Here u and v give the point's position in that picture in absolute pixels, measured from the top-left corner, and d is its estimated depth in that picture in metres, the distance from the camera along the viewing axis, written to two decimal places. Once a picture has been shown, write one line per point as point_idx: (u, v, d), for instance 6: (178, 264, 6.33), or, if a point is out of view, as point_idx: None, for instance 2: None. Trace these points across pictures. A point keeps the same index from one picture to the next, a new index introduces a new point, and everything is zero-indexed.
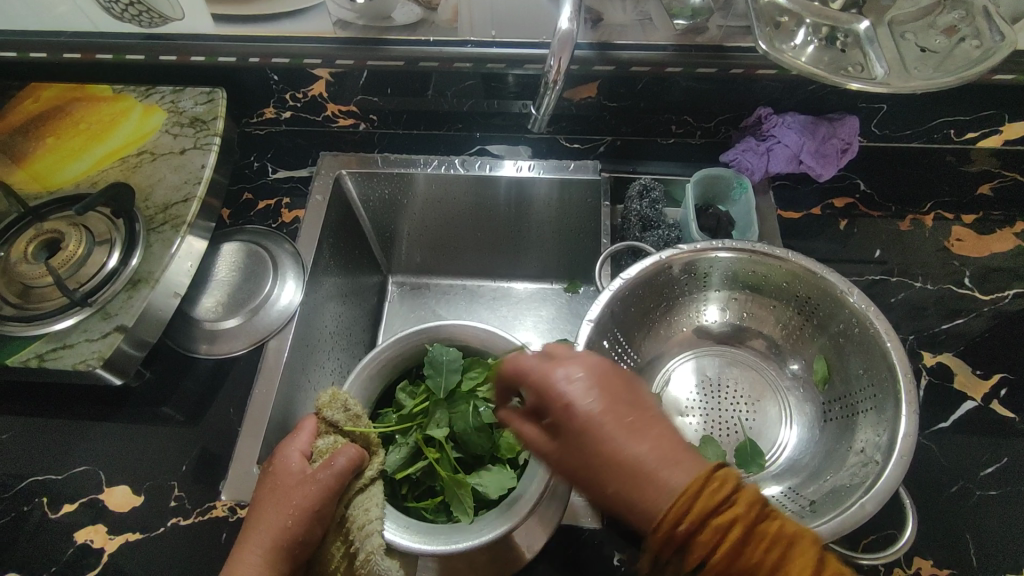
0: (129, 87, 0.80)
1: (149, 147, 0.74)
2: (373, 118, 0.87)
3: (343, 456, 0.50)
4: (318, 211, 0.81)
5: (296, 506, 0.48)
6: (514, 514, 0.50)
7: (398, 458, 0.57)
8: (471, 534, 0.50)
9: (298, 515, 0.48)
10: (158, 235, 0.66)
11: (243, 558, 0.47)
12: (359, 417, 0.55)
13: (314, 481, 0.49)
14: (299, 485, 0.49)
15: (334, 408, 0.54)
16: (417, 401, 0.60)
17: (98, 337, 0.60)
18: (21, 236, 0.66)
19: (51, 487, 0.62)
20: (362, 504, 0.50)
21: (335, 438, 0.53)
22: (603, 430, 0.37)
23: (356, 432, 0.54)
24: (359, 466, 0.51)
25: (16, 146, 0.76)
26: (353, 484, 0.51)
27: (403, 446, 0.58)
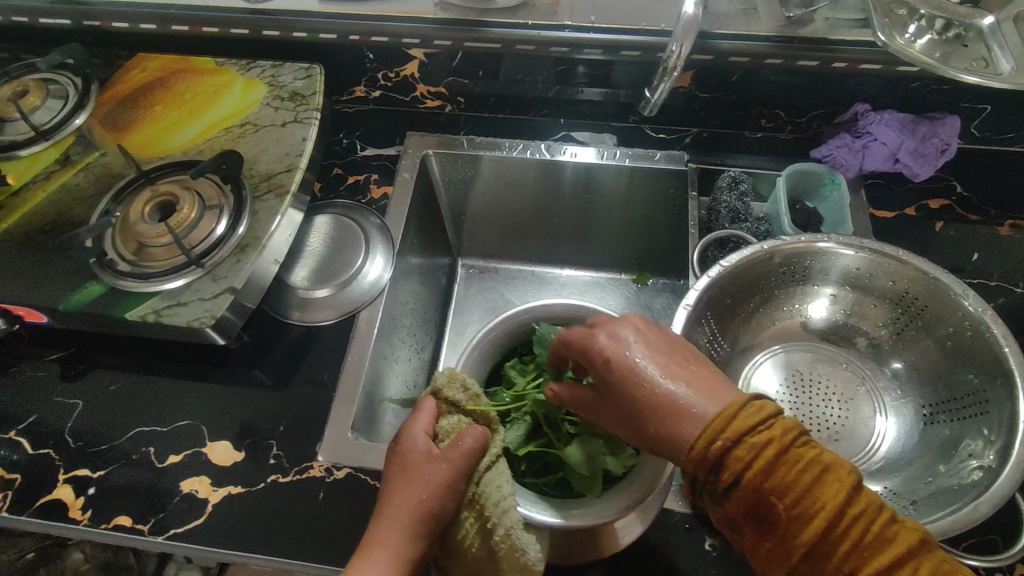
0: (230, 61, 0.83)
1: (251, 119, 0.76)
2: (460, 100, 0.88)
3: (471, 432, 0.52)
4: (406, 188, 0.83)
5: (429, 481, 0.50)
6: (644, 489, 0.53)
7: (518, 435, 0.60)
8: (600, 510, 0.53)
9: (432, 489, 0.50)
10: (263, 203, 0.68)
11: (382, 534, 0.48)
12: (477, 397, 0.58)
13: (444, 458, 0.51)
14: (430, 462, 0.51)
15: (453, 389, 0.58)
16: (529, 382, 0.65)
17: (210, 297, 0.62)
18: (138, 197, 0.68)
19: (158, 438, 0.65)
20: (494, 479, 0.52)
21: (458, 418, 0.56)
22: (643, 371, 0.44)
23: (477, 411, 0.57)
24: (484, 444, 0.53)
25: (122, 113, 0.78)
26: (480, 462, 0.52)
27: (519, 424, 0.61)
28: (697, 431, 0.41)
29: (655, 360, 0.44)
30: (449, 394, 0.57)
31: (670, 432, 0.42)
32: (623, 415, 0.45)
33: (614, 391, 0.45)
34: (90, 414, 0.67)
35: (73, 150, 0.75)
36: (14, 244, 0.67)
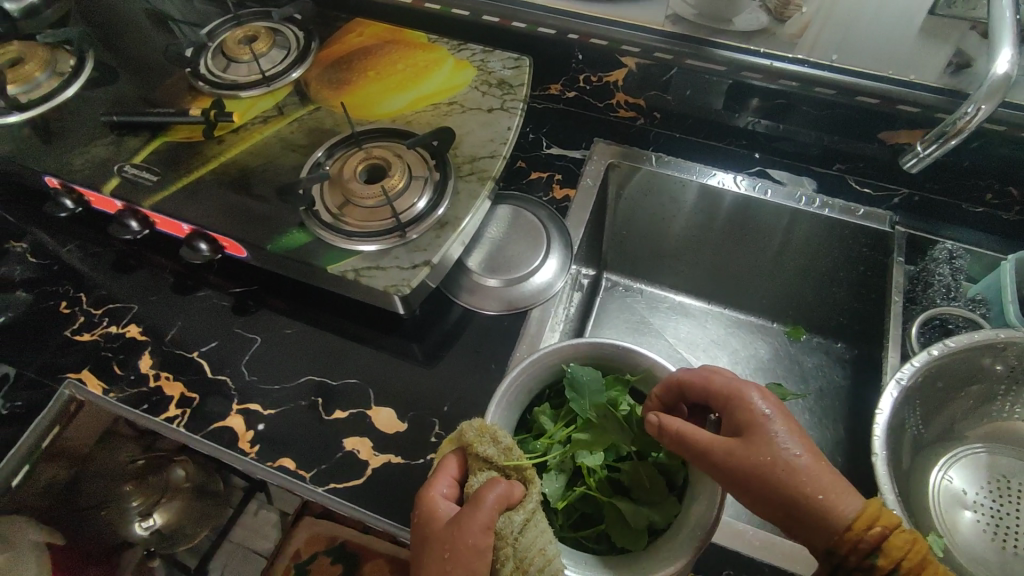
0: (442, 39, 0.83)
1: (459, 99, 0.76)
2: (656, 115, 0.85)
3: (494, 491, 0.49)
4: (587, 196, 0.80)
5: (454, 551, 0.46)
6: (693, 542, 0.52)
7: (557, 486, 0.57)
8: (653, 568, 0.52)
9: (454, 560, 0.46)
10: (465, 185, 0.69)
11: None
12: (510, 449, 0.53)
13: (466, 523, 0.47)
14: (453, 531, 0.47)
15: (484, 443, 0.53)
16: (561, 432, 0.59)
17: (408, 267, 0.63)
18: (353, 154, 0.70)
19: (326, 391, 0.67)
20: (534, 540, 0.49)
21: (490, 474, 0.52)
22: (789, 448, 0.47)
23: (510, 466, 0.52)
24: (510, 502, 0.49)
25: (338, 72, 0.80)
26: (511, 522, 0.48)
27: (557, 475, 0.58)
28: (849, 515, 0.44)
29: (797, 436, 0.48)
30: (470, 448, 0.53)
31: (822, 506, 0.45)
32: (761, 490, 0.46)
33: (765, 454, 0.46)
34: (265, 353, 0.70)
35: (289, 100, 0.78)
36: (232, 180, 0.71)
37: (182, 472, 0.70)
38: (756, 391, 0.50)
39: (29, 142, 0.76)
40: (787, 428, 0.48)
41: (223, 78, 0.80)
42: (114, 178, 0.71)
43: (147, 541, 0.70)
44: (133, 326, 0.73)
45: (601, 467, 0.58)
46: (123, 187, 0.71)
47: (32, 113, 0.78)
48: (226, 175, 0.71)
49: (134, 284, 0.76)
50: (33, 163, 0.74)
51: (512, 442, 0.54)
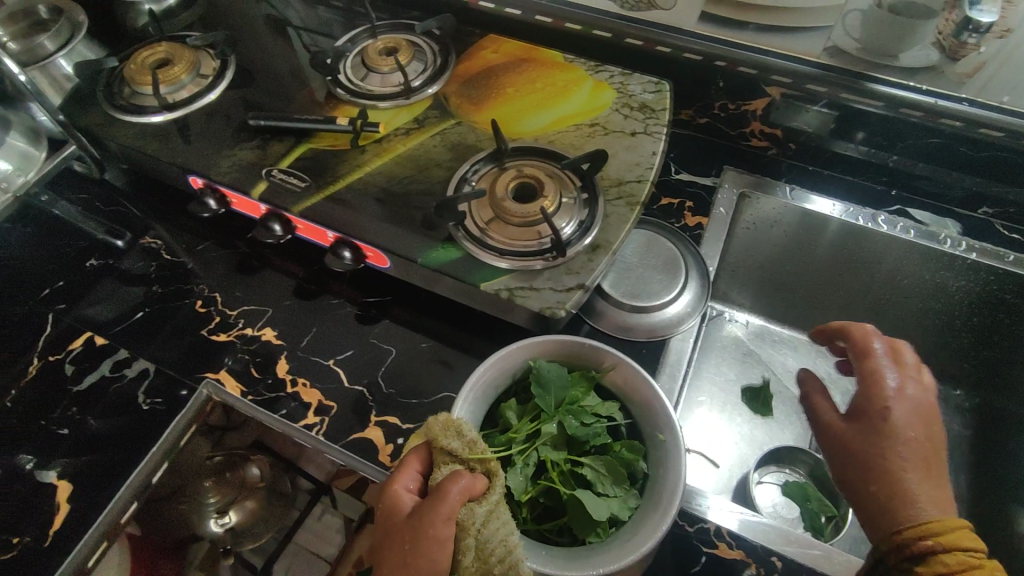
0: (579, 59, 0.82)
1: (601, 122, 0.75)
2: (791, 146, 0.84)
3: (454, 485, 0.50)
4: (722, 225, 0.79)
5: (418, 539, 0.48)
6: (651, 534, 0.51)
7: (520, 481, 0.56)
8: (608, 557, 0.51)
9: (416, 548, 0.48)
10: (614, 209, 0.67)
11: None
12: (475, 442, 0.54)
13: (429, 514, 0.49)
14: (416, 521, 0.49)
15: (450, 437, 0.54)
16: (525, 425, 0.59)
17: (562, 289, 0.62)
18: (504, 171, 0.69)
19: None
20: (496, 532, 0.50)
21: (453, 466, 0.53)
22: (900, 435, 0.57)
23: (474, 458, 0.53)
24: (472, 494, 0.51)
25: (478, 86, 0.81)
26: (473, 513, 0.50)
27: (521, 469, 0.56)
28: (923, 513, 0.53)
29: (910, 433, 0.57)
30: (437, 443, 0.55)
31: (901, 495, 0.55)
32: (852, 449, 0.58)
33: (868, 420, 0.59)
34: (402, 365, 0.70)
35: (429, 114, 0.78)
36: (379, 190, 0.71)
37: (256, 470, 0.69)
38: (903, 381, 0.60)
39: (177, 141, 0.78)
40: (908, 420, 0.58)
41: (362, 88, 0.81)
42: (262, 182, 0.72)
43: (220, 539, 0.68)
44: (268, 329, 0.73)
45: (566, 459, 0.58)
46: (272, 191, 0.71)
47: (178, 113, 0.80)
48: (373, 185, 0.71)
49: (266, 288, 0.76)
50: (182, 163, 0.75)
51: (471, 429, 0.55)
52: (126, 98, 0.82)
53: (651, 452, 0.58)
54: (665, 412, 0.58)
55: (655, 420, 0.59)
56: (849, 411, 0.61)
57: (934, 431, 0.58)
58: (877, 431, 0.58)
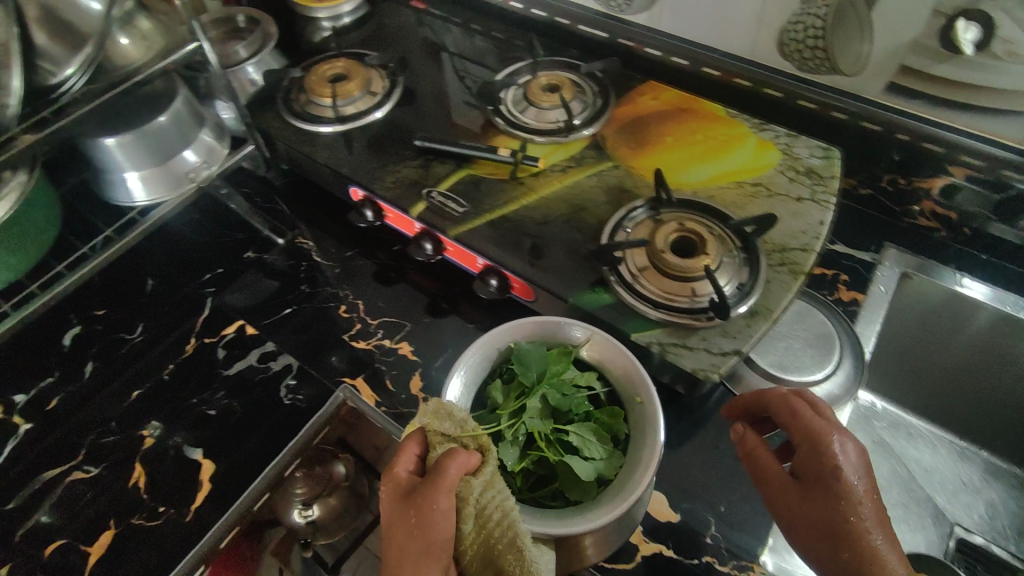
0: (743, 115, 0.80)
1: (764, 182, 0.73)
2: (965, 231, 0.77)
3: (451, 463, 0.50)
4: (880, 304, 0.75)
5: (425, 516, 0.49)
6: (637, 485, 0.52)
7: (513, 453, 0.56)
8: (598, 511, 0.52)
9: (422, 524, 0.49)
10: (776, 275, 0.64)
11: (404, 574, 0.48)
12: (467, 421, 0.54)
13: (434, 492, 0.49)
14: (424, 501, 0.49)
15: (442, 420, 0.54)
16: (512, 401, 0.58)
17: (717, 353, 0.59)
18: (666, 222, 0.68)
19: None
20: (496, 498, 0.51)
21: (448, 445, 0.53)
22: (853, 506, 0.49)
23: (466, 436, 0.53)
24: (467, 469, 0.50)
25: (637, 131, 0.81)
26: (470, 487, 0.50)
27: (512, 442, 0.57)
28: None
29: (848, 494, 0.49)
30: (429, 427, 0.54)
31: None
32: (811, 527, 0.50)
33: (809, 475, 0.51)
34: None
35: (586, 154, 0.79)
36: (534, 224, 0.72)
37: (342, 469, 0.75)
38: (839, 437, 0.51)
39: (344, 152, 0.82)
40: (857, 484, 0.49)
41: (522, 120, 0.82)
42: (422, 201, 0.75)
43: (304, 527, 0.73)
44: (404, 343, 0.75)
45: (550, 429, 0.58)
46: (430, 211, 0.74)
47: (347, 125, 0.85)
48: (528, 219, 0.72)
49: (404, 302, 0.78)
50: (348, 173, 0.79)
51: (455, 407, 0.55)
52: (301, 106, 0.87)
53: (630, 416, 0.58)
54: (642, 378, 0.58)
55: (627, 384, 0.59)
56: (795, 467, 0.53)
57: (874, 488, 0.50)
58: (825, 494, 0.50)
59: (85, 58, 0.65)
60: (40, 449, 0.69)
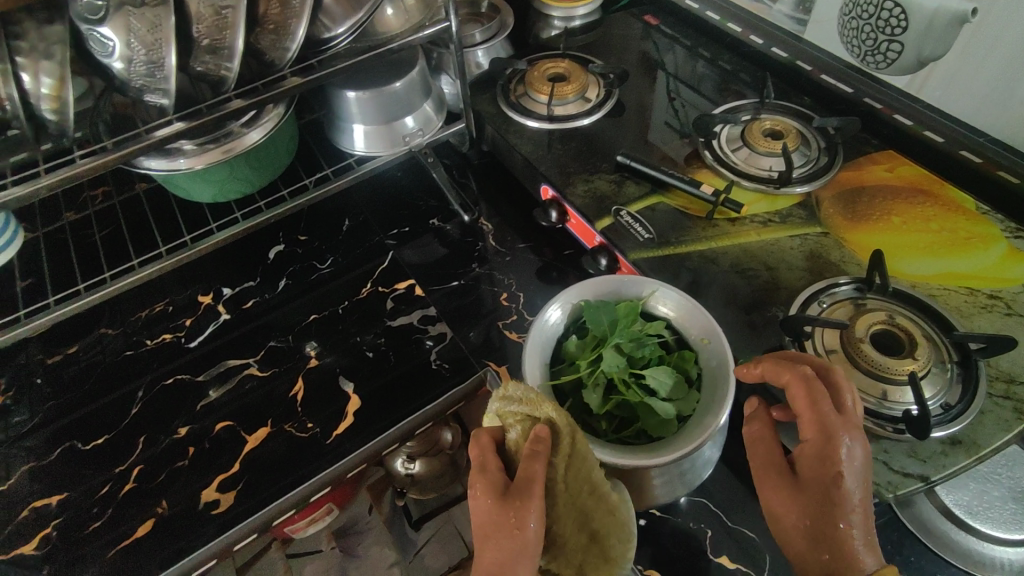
0: (996, 215, 0.70)
1: (1005, 297, 0.63)
2: None
3: (541, 453, 0.49)
4: None
5: (523, 511, 0.46)
6: (714, 420, 0.49)
7: (597, 396, 0.52)
8: (676, 447, 0.49)
9: (524, 516, 0.46)
10: (994, 406, 0.55)
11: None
12: (531, 397, 0.51)
13: (529, 476, 0.48)
14: (515, 494, 0.47)
15: (514, 393, 0.52)
16: (588, 352, 0.55)
17: (898, 471, 0.52)
18: (871, 310, 0.61)
19: (720, 528, 0.61)
20: (581, 468, 0.50)
21: (524, 416, 0.51)
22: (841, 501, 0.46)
23: (537, 408, 0.51)
24: (550, 432, 0.50)
25: (859, 202, 0.73)
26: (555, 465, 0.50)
27: (593, 388, 0.53)
28: None
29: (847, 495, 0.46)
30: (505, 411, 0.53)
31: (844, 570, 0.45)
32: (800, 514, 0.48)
33: (811, 472, 0.48)
34: None
35: (793, 212, 0.73)
36: (719, 272, 0.68)
37: (449, 437, 0.78)
38: (852, 433, 0.47)
39: (544, 149, 0.84)
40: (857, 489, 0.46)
41: (731, 159, 0.78)
42: (610, 217, 0.74)
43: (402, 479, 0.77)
44: None
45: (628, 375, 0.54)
46: (615, 230, 0.73)
47: (554, 125, 0.86)
48: (713, 265, 0.69)
49: None
50: (544, 171, 0.81)
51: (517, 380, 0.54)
52: (516, 96, 0.90)
53: (700, 359, 0.55)
54: (707, 320, 0.55)
55: (692, 327, 0.56)
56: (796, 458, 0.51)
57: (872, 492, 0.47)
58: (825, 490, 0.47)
59: (355, 22, 0.73)
60: (229, 339, 0.79)
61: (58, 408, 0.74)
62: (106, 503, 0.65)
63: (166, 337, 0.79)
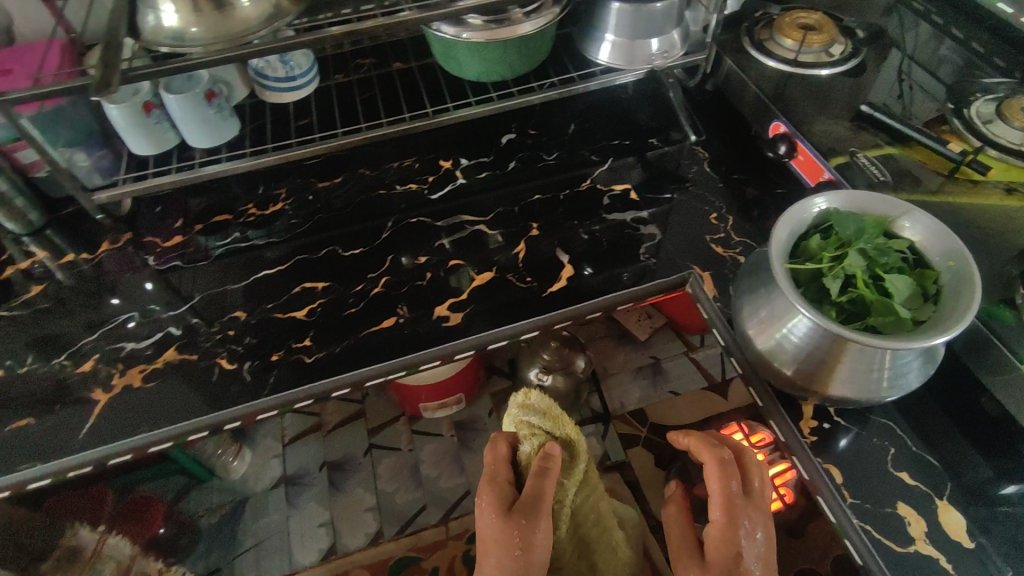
0: None
1: None
2: None
3: (549, 469, 0.77)
4: None
5: (507, 522, 0.73)
6: (955, 323, 0.52)
7: (836, 285, 0.57)
8: (912, 339, 0.53)
9: (537, 506, 0.74)
10: None
11: (539, 549, 0.73)
12: (541, 411, 0.82)
13: (538, 478, 0.76)
14: (509, 498, 0.76)
15: (529, 405, 0.82)
16: (831, 250, 0.59)
17: None
18: None
19: (903, 448, 0.65)
20: (587, 500, 0.95)
21: (532, 439, 0.80)
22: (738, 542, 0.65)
23: (556, 428, 0.81)
24: (552, 454, 0.78)
25: None
26: (567, 490, 0.84)
27: (832, 279, 0.58)
28: None
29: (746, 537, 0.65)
30: (523, 423, 0.81)
31: None
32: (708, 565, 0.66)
33: (715, 532, 0.67)
34: None
35: None
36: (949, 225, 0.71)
37: None
38: (740, 501, 0.67)
39: (781, 90, 0.89)
40: (752, 533, 0.66)
41: (980, 128, 0.77)
42: (844, 159, 0.78)
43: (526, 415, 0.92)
44: None
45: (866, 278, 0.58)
46: (849, 168, 0.77)
47: (792, 69, 0.90)
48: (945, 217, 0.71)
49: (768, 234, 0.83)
50: (778, 109, 0.86)
51: (534, 398, 0.83)
52: (760, 39, 0.95)
53: (940, 279, 0.58)
54: (959, 244, 0.57)
55: (937, 251, 0.59)
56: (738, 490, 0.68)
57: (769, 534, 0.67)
58: (726, 538, 0.65)
59: None
60: (464, 200, 0.91)
61: (326, 219, 0.89)
62: (360, 297, 0.79)
63: (412, 186, 0.93)
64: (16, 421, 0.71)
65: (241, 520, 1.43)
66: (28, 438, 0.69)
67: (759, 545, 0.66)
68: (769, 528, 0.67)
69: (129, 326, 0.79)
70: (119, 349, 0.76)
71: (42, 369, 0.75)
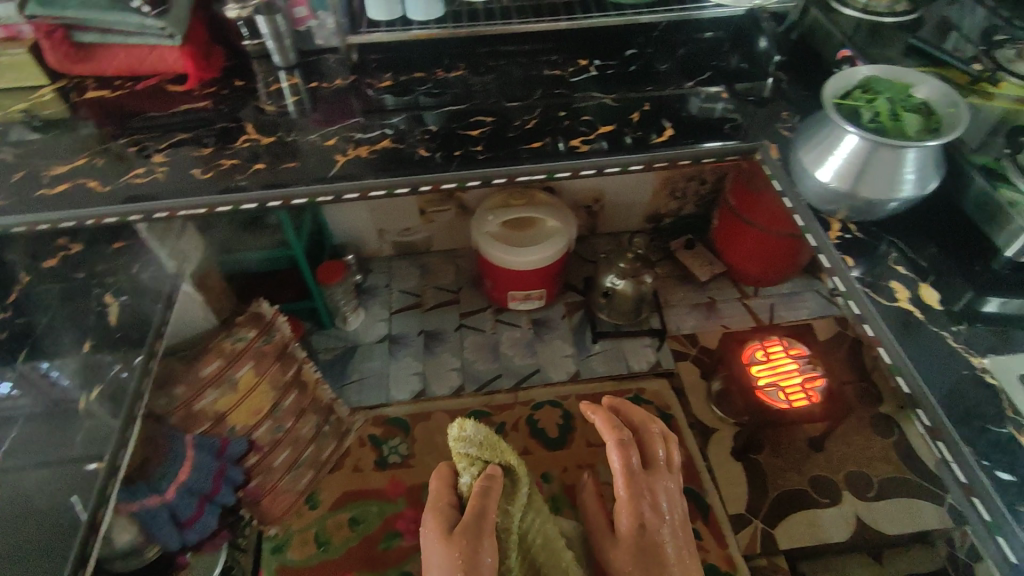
0: None
1: None
2: None
3: (491, 486, 1.00)
4: None
5: (447, 541, 0.95)
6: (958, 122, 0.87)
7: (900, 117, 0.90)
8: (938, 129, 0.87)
9: (468, 527, 0.95)
10: None
11: (480, 557, 0.93)
12: (475, 440, 1.04)
13: (481, 487, 1.00)
14: (452, 523, 1.00)
15: (462, 440, 1.04)
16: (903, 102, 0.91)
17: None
18: None
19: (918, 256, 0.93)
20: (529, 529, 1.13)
21: (468, 477, 1.04)
22: (634, 483, 1.07)
23: (478, 458, 1.04)
24: (485, 478, 1.01)
25: None
26: (512, 521, 1.06)
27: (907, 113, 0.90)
28: (660, 535, 1.10)
29: (635, 488, 1.07)
30: (463, 455, 1.04)
31: (646, 526, 1.08)
32: (628, 524, 1.08)
33: (626, 488, 1.07)
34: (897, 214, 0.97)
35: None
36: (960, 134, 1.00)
37: None
38: (624, 462, 1.07)
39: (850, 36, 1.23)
40: (639, 497, 1.08)
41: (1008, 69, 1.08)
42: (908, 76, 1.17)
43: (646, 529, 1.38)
44: None
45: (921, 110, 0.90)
46: None
47: (864, 14, 1.22)
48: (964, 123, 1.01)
49: None
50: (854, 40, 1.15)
51: (471, 428, 1.04)
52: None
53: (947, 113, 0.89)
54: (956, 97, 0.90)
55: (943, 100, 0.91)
56: (629, 462, 1.08)
57: (649, 485, 1.09)
58: (632, 490, 1.08)
59: None
60: (597, 81, 1.20)
61: (494, 83, 1.20)
62: (519, 130, 1.08)
63: (558, 72, 1.22)
64: (286, 164, 1.02)
65: (350, 360, 1.74)
66: (293, 175, 1.00)
67: (637, 491, 1.08)
68: (649, 484, 1.09)
69: (358, 124, 1.10)
70: (352, 136, 1.07)
71: (300, 139, 1.07)
